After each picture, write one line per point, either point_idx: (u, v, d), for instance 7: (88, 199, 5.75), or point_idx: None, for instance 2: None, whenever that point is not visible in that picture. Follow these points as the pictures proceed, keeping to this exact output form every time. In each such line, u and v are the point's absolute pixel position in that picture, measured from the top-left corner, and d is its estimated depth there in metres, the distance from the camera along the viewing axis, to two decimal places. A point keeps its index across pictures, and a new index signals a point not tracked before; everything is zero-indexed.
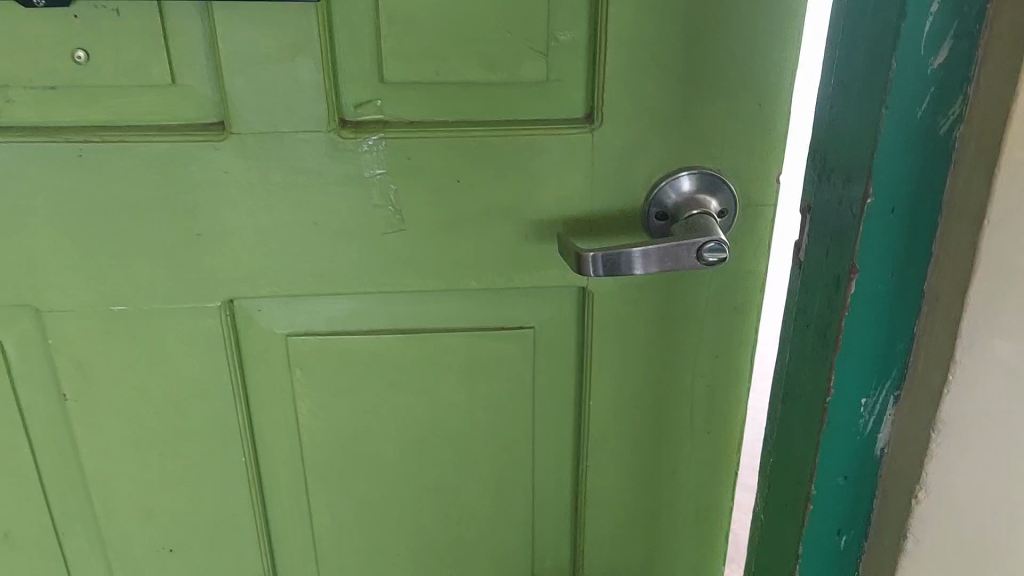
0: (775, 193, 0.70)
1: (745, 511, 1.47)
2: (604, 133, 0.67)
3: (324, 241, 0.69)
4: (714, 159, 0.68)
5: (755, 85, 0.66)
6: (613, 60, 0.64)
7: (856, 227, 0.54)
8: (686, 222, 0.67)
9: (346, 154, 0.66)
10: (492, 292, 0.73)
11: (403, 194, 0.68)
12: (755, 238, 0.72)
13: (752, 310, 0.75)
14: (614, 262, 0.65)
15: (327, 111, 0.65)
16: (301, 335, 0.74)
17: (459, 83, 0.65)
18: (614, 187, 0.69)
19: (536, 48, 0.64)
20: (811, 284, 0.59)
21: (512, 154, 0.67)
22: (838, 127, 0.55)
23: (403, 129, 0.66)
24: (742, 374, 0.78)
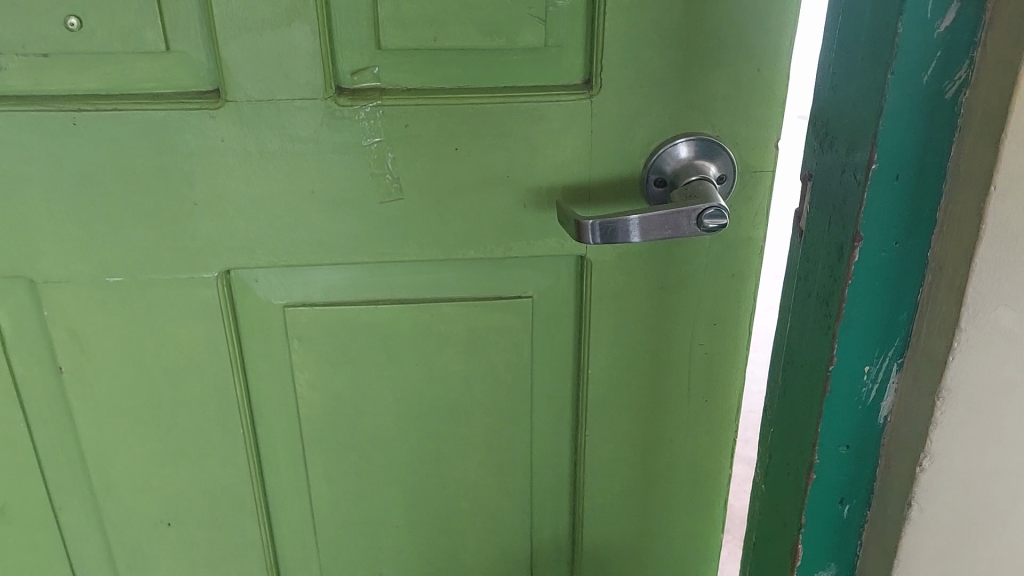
0: (774, 159, 0.70)
1: (741, 482, 1.48)
2: (603, 99, 0.67)
3: (321, 210, 0.69)
4: (714, 126, 0.68)
5: (755, 50, 0.65)
6: (612, 25, 0.64)
7: (859, 195, 0.53)
8: (685, 188, 0.67)
9: (343, 122, 0.66)
10: (490, 261, 0.73)
11: (401, 162, 0.68)
12: (754, 205, 0.71)
13: (750, 278, 0.74)
14: (611, 231, 0.65)
15: (323, 77, 0.64)
16: (298, 306, 0.73)
17: (457, 49, 0.65)
18: (613, 154, 0.69)
19: (535, 13, 0.64)
20: (813, 253, 0.59)
21: (510, 122, 0.67)
22: (842, 93, 0.54)
23: (400, 97, 0.65)
24: (740, 342, 0.77)
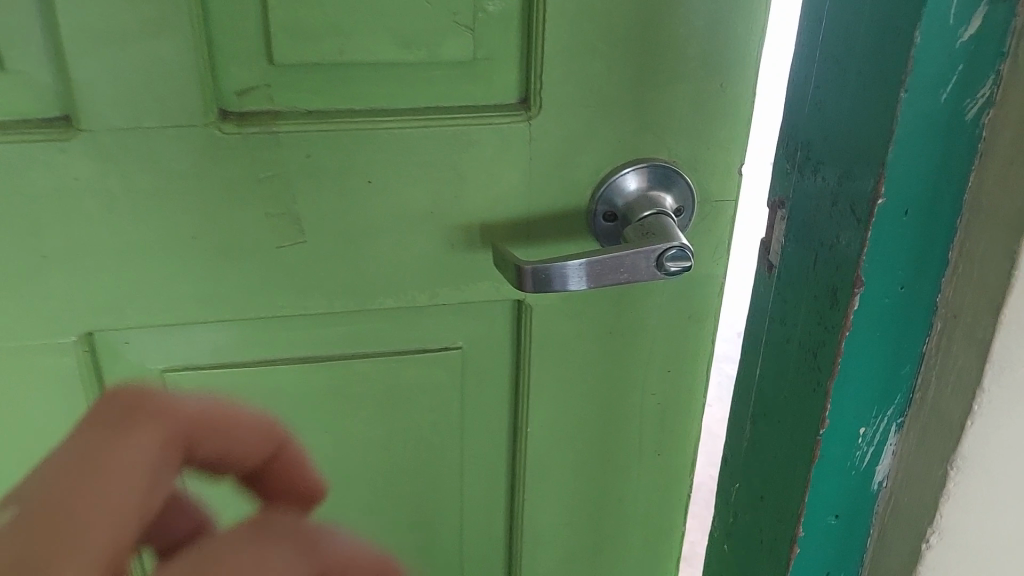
0: (736, 184, 0.61)
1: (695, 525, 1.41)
2: (544, 121, 0.56)
3: (205, 259, 0.57)
4: (670, 149, 0.58)
5: (718, 63, 0.56)
6: (551, 35, 0.53)
7: (862, 234, 0.44)
8: (638, 223, 0.57)
9: (229, 153, 0.54)
10: (411, 310, 0.62)
11: (303, 201, 0.56)
12: (713, 238, 0.62)
13: (708, 318, 0.66)
14: (545, 278, 0.55)
15: (202, 100, 0.52)
16: (180, 369, 0.62)
17: (368, 64, 0.53)
18: (555, 183, 0.59)
19: (461, 21, 0.53)
20: (796, 298, 0.52)
21: (433, 149, 0.56)
22: (832, 114, 0.48)
23: (299, 121, 0.54)
24: (697, 390, 0.69)
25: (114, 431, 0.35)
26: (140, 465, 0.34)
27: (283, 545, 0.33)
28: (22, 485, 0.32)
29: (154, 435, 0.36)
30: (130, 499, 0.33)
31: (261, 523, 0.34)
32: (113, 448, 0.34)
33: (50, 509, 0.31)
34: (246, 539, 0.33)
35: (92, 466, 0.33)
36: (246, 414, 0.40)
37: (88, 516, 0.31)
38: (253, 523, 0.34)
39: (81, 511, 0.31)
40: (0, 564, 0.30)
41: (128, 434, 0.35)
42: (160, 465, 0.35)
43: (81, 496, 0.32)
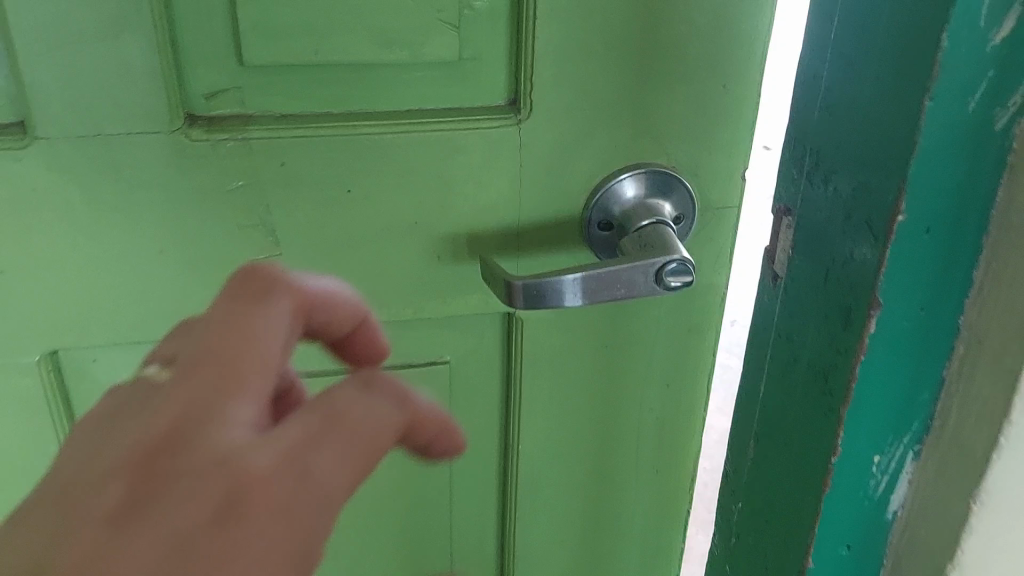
0: (739, 191, 0.57)
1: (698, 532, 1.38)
2: (534, 125, 0.53)
3: (173, 275, 0.53)
4: (669, 154, 0.55)
5: (721, 63, 0.52)
6: (543, 32, 0.50)
7: (880, 253, 0.41)
8: (636, 234, 0.54)
9: (197, 160, 0.50)
10: (395, 326, 0.58)
11: (277, 211, 0.52)
12: (715, 247, 0.59)
13: (710, 332, 0.62)
14: (539, 295, 0.51)
15: (167, 104, 0.48)
16: None
17: (345, 64, 0.50)
18: (547, 190, 0.55)
19: (447, 18, 0.49)
20: (803, 316, 0.49)
21: (416, 156, 0.53)
22: (844, 118, 0.44)
23: (272, 126, 0.50)
24: (697, 405, 0.65)
25: (246, 314, 0.33)
26: (280, 332, 0.34)
27: (375, 400, 0.33)
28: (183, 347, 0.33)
29: (291, 309, 0.35)
30: (269, 357, 0.32)
31: (364, 381, 0.34)
32: (236, 319, 0.33)
33: (188, 383, 0.31)
34: (350, 397, 0.33)
35: (218, 346, 0.32)
36: (336, 294, 0.37)
37: (219, 387, 0.31)
38: (359, 384, 0.34)
39: (221, 379, 0.31)
40: (177, 411, 0.31)
41: (262, 308, 0.34)
42: (287, 326, 0.34)
43: (216, 365, 0.32)
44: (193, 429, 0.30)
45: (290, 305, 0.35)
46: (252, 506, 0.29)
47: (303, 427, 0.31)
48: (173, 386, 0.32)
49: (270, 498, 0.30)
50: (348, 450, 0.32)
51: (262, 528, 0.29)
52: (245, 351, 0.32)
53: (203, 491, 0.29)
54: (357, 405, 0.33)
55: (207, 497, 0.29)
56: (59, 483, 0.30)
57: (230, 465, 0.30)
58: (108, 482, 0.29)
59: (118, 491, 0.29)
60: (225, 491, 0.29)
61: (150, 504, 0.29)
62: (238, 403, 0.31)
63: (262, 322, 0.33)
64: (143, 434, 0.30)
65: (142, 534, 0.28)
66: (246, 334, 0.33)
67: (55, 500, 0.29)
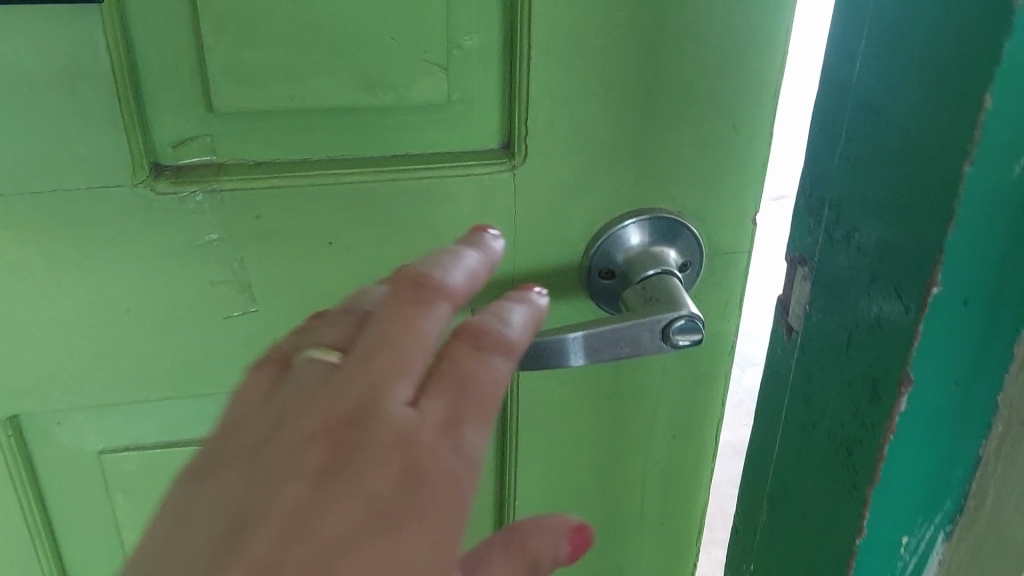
0: (751, 235, 0.54)
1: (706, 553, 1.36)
2: (530, 170, 0.49)
3: (142, 334, 0.50)
4: (676, 199, 0.51)
5: (731, 101, 0.48)
6: (538, 74, 0.46)
7: (912, 328, 0.37)
8: (639, 285, 0.50)
9: (165, 215, 0.46)
10: None
11: (253, 266, 0.49)
12: (724, 293, 0.55)
13: (718, 381, 0.58)
14: (539, 356, 0.47)
15: (130, 156, 0.45)
16: (121, 450, 0.54)
17: (323, 109, 0.46)
18: (543, 238, 0.51)
19: (434, 59, 0.45)
20: (822, 378, 0.44)
21: (403, 204, 0.49)
22: (868, 170, 0.38)
23: (244, 175, 0.46)
24: (705, 455, 0.62)
25: (413, 298, 0.36)
26: (439, 319, 0.36)
27: (505, 345, 0.37)
28: (359, 342, 0.36)
29: (444, 299, 0.37)
30: (429, 335, 0.36)
31: (482, 326, 0.37)
32: (396, 304, 0.36)
33: (359, 367, 0.35)
34: (464, 356, 0.36)
35: (381, 328, 0.36)
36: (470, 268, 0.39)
37: (387, 369, 0.34)
38: (478, 334, 0.37)
39: (391, 362, 0.35)
40: (359, 399, 0.34)
41: (424, 286, 0.37)
42: (450, 300, 0.37)
43: (387, 350, 0.35)
44: (375, 404, 0.34)
45: (455, 275, 0.38)
46: (431, 469, 0.33)
47: (449, 395, 0.35)
48: (350, 378, 0.35)
49: (444, 454, 0.33)
50: (486, 407, 0.35)
51: (439, 491, 0.33)
52: (414, 332, 0.35)
53: (385, 460, 0.32)
54: (492, 361, 0.36)
55: (394, 462, 0.32)
56: (246, 447, 0.34)
57: (407, 434, 0.33)
58: (304, 451, 0.33)
59: (312, 462, 0.33)
60: (405, 461, 0.33)
61: (338, 475, 0.32)
62: (402, 382, 0.34)
63: (426, 304, 0.36)
64: (328, 409, 0.34)
65: (339, 501, 0.32)
66: (415, 317, 0.36)
67: (247, 456, 0.34)
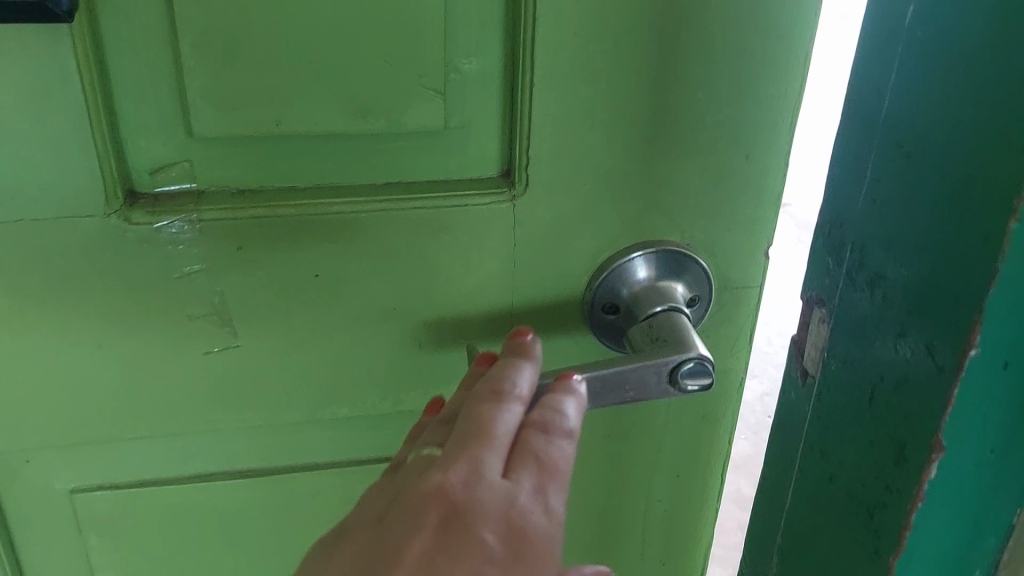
0: (762, 268, 0.51)
1: None
2: (532, 203, 0.46)
3: (116, 370, 0.47)
4: (684, 231, 0.48)
5: (745, 131, 0.46)
6: (541, 101, 0.43)
7: (948, 391, 0.34)
8: (646, 323, 0.47)
9: (140, 247, 0.43)
10: (373, 418, 0.52)
11: (234, 300, 0.46)
12: (733, 329, 0.52)
13: (725, 419, 0.55)
14: None
15: (102, 184, 0.42)
16: (93, 489, 0.51)
17: (311, 135, 0.43)
18: (544, 273, 0.48)
19: (430, 84, 0.42)
20: (841, 432, 0.42)
21: (396, 236, 0.46)
22: (897, 215, 0.36)
23: (226, 205, 0.43)
24: (710, 495, 0.59)
25: (493, 396, 0.39)
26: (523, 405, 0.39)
27: (571, 428, 0.39)
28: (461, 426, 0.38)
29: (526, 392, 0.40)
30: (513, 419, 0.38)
31: (551, 407, 0.39)
32: (481, 399, 0.39)
33: (455, 448, 0.37)
34: (541, 436, 0.38)
35: (468, 421, 0.38)
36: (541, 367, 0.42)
37: (485, 445, 0.37)
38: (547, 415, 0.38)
39: (481, 441, 0.37)
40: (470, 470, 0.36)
41: (502, 389, 0.39)
42: (524, 398, 0.39)
43: (488, 429, 0.37)
44: (482, 473, 0.36)
45: (525, 380, 0.40)
46: (529, 528, 0.35)
47: (535, 467, 0.37)
48: (456, 453, 0.36)
49: (536, 520, 0.35)
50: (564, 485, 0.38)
51: (538, 554, 0.35)
52: (497, 422, 0.38)
53: (495, 523, 0.35)
54: (564, 443, 0.38)
55: (496, 521, 0.35)
56: (370, 517, 0.36)
57: (506, 500, 0.35)
58: (421, 510, 0.35)
59: (430, 519, 0.34)
60: (510, 524, 0.35)
61: (458, 533, 0.34)
62: (497, 456, 0.36)
63: (504, 400, 0.39)
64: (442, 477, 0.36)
65: (461, 556, 0.33)
66: (496, 412, 0.38)
67: (373, 523, 0.35)
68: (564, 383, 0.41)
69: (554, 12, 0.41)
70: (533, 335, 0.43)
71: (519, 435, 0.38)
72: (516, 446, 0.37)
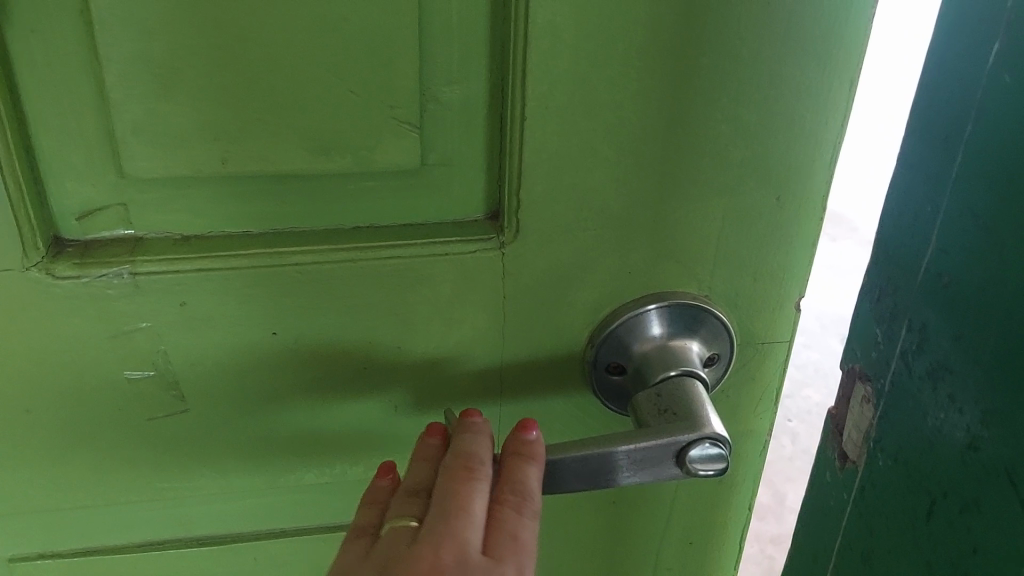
0: (793, 321, 0.44)
1: None
2: (525, 252, 0.40)
3: (49, 437, 0.41)
4: (703, 281, 0.42)
5: (777, 171, 0.39)
6: (536, 138, 0.36)
7: None
8: (653, 391, 0.40)
9: (68, 303, 0.37)
10: (344, 482, 0.46)
11: (181, 360, 0.40)
12: (756, 387, 0.46)
13: (745, 484, 0.49)
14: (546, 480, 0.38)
15: (20, 234, 0.35)
16: (33, 557, 0.46)
17: (265, 175, 0.37)
18: (540, 329, 0.42)
19: (404, 117, 0.36)
20: (888, 534, 0.37)
21: (366, 289, 0.39)
22: (971, 304, 0.31)
23: (167, 253, 0.37)
24: (725, 561, 0.53)
25: (464, 469, 0.37)
26: (491, 470, 0.37)
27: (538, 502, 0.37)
28: (441, 507, 0.35)
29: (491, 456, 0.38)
30: (486, 491, 0.36)
31: (524, 481, 0.37)
32: (452, 472, 0.37)
33: (434, 533, 0.34)
34: (516, 503, 0.36)
35: (442, 503, 0.36)
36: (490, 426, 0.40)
37: (467, 524, 0.35)
38: (519, 492, 0.37)
39: (460, 525, 0.35)
40: (455, 548, 0.34)
41: (472, 462, 0.37)
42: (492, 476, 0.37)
43: (467, 508, 0.35)
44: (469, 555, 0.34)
45: (488, 454, 0.38)
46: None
47: (512, 543, 0.35)
48: (443, 533, 0.34)
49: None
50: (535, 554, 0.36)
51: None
52: (473, 506, 0.36)
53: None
54: (536, 521, 0.37)
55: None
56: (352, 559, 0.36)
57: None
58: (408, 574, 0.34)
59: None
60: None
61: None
62: (478, 535, 0.35)
63: (480, 477, 0.37)
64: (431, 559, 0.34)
65: None
66: (473, 489, 0.36)
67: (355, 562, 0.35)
68: (522, 445, 0.38)
69: (552, 33, 0.34)
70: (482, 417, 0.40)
71: (491, 513, 0.36)
72: (490, 526, 0.36)
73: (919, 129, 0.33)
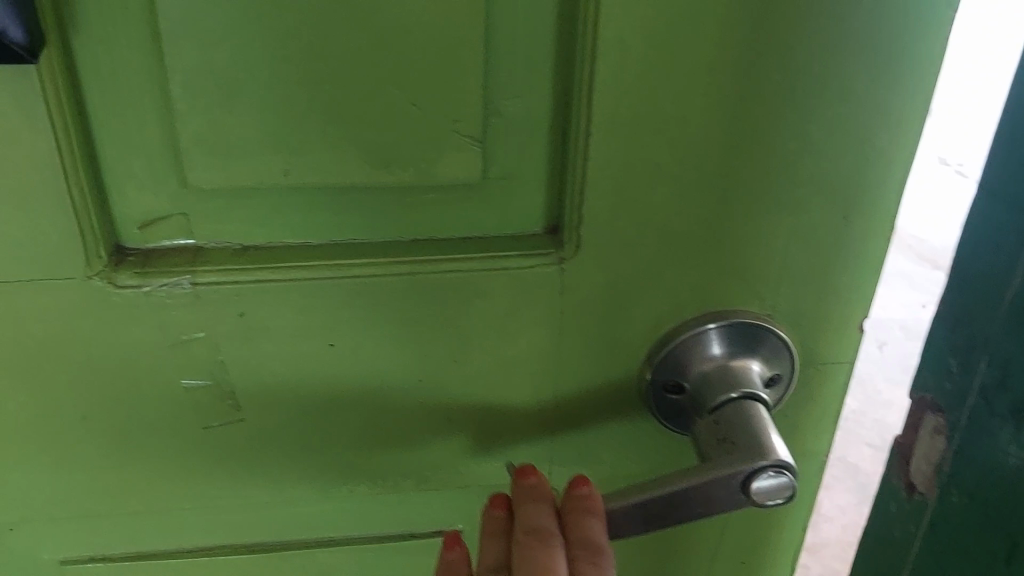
0: (855, 342, 0.43)
1: None
2: (585, 268, 0.39)
3: (106, 443, 0.41)
4: (766, 299, 0.41)
5: (845, 189, 0.38)
6: (600, 153, 0.36)
7: None
8: (712, 418, 0.40)
9: (128, 312, 0.37)
10: (395, 495, 0.46)
11: (238, 370, 0.40)
12: (815, 407, 0.45)
13: (800, 505, 0.48)
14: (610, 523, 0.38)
15: (83, 244, 0.35)
16: (84, 560, 0.46)
17: (326, 187, 0.37)
18: (598, 346, 0.41)
19: (467, 130, 0.35)
20: (966, 561, 0.39)
21: (424, 303, 0.39)
22: None
23: (227, 264, 0.37)
24: None
25: (534, 540, 0.38)
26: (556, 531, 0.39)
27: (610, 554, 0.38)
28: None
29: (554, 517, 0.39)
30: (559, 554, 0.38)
31: (590, 536, 0.38)
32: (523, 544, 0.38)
33: None
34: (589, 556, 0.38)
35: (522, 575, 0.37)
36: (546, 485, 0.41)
37: None
38: (587, 545, 0.38)
39: None
40: None
41: (539, 531, 0.39)
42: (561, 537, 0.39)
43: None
44: None
45: (549, 518, 0.39)
46: None
47: None
48: None
49: None
50: None
51: None
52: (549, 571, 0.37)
53: None
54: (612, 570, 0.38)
55: None
56: None
57: None
58: None
59: None
60: None
61: None
62: None
63: (551, 541, 0.38)
64: None
65: None
66: (548, 554, 0.38)
67: None
68: (577, 500, 0.39)
69: (620, 47, 0.33)
70: (535, 472, 0.42)
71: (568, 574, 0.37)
72: None
73: (1001, 170, 0.34)
